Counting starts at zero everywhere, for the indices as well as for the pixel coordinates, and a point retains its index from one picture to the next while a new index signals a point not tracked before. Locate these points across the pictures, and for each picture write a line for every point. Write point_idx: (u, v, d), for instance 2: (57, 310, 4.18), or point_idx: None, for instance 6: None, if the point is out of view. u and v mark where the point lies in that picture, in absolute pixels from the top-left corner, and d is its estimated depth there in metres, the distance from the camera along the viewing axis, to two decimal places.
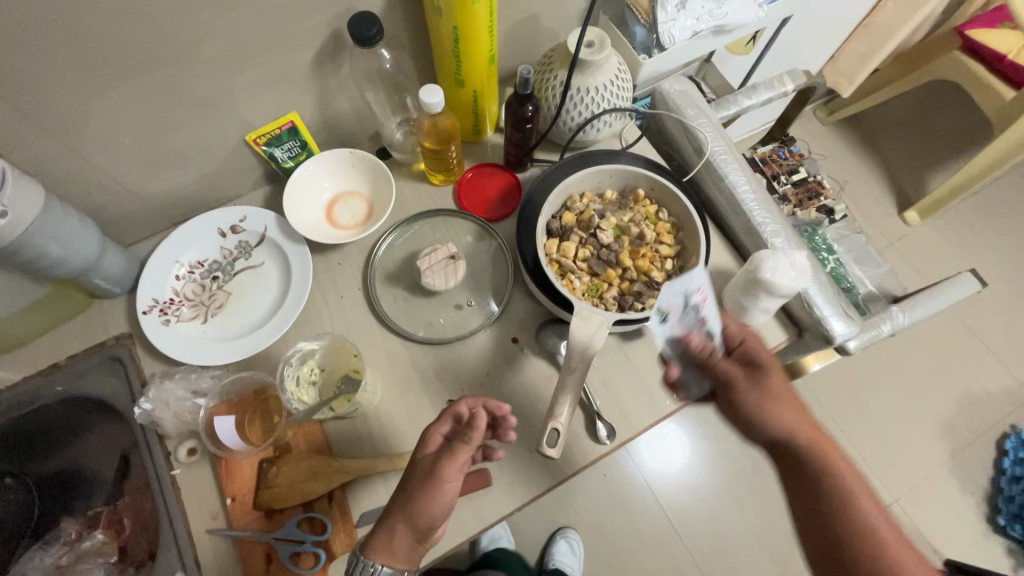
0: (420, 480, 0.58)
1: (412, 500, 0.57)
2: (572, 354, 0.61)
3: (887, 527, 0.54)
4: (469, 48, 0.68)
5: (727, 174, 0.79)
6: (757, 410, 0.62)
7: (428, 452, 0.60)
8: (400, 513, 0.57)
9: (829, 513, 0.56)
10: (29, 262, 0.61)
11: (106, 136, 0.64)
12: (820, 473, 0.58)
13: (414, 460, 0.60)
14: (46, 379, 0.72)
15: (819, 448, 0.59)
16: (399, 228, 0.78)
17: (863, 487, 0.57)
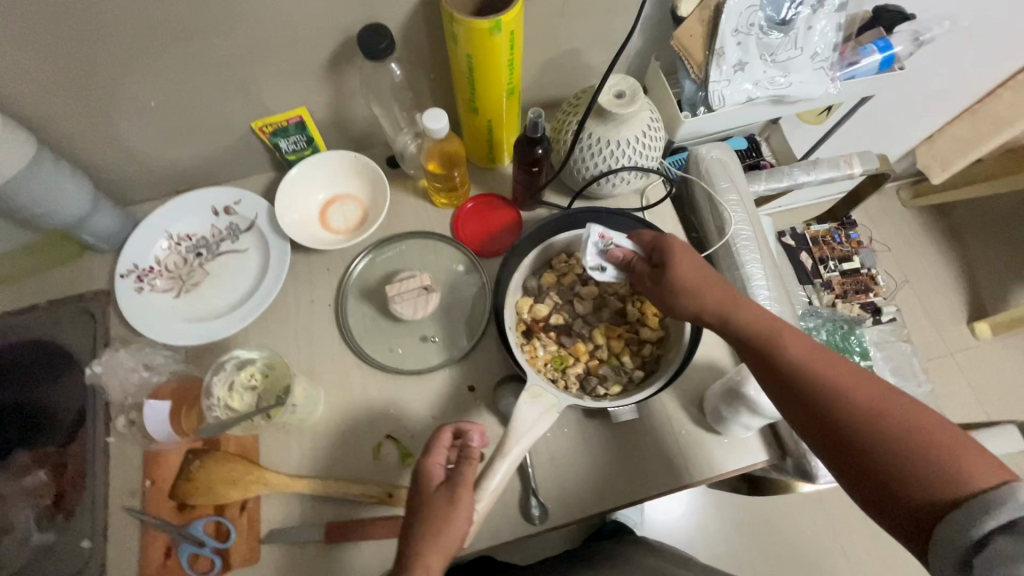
0: (435, 513, 0.50)
1: (418, 525, 0.50)
2: (512, 432, 0.55)
3: (852, 379, 0.49)
4: (484, 79, 0.63)
5: (744, 263, 0.72)
6: (692, 299, 0.55)
7: (433, 480, 0.52)
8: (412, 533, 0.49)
9: (812, 398, 0.50)
10: (17, 212, 0.63)
11: (111, 103, 0.64)
12: (767, 349, 0.52)
13: (418, 493, 0.52)
14: (27, 317, 0.75)
15: (738, 306, 0.54)
16: (383, 243, 0.76)
17: (809, 346, 0.52)
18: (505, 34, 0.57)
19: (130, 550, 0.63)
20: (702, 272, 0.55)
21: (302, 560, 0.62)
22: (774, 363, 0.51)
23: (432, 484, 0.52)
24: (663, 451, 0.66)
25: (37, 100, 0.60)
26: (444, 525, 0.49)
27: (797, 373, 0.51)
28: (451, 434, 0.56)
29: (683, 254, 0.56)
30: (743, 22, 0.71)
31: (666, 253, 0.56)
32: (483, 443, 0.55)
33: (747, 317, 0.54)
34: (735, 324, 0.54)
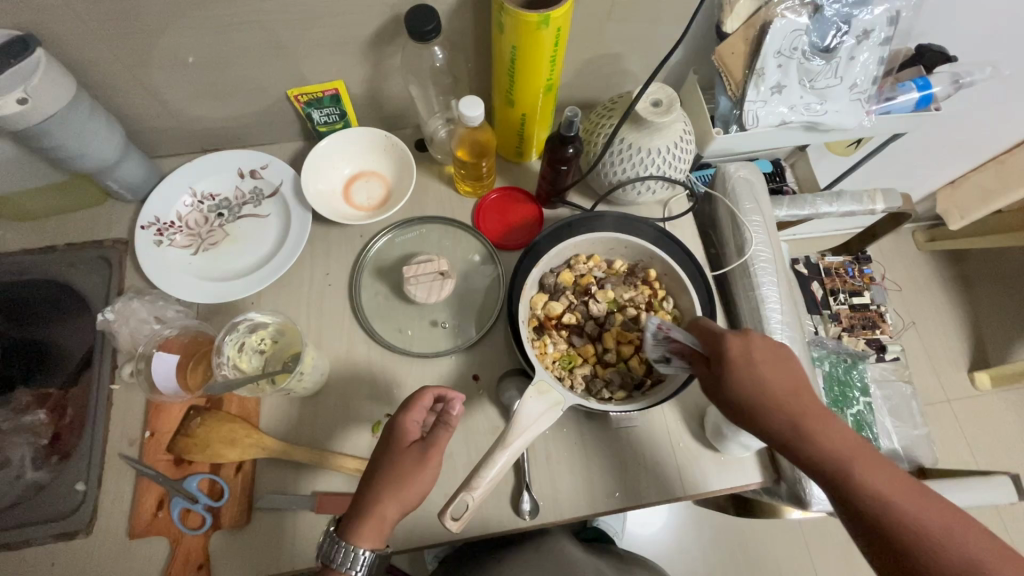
0: (401, 467, 0.53)
1: (380, 476, 0.53)
2: (515, 424, 0.55)
3: (934, 512, 0.45)
4: (524, 72, 0.64)
5: (760, 284, 0.72)
6: (762, 413, 0.50)
7: (406, 438, 0.54)
8: (371, 481, 0.53)
9: (896, 537, 0.45)
10: (47, 151, 0.63)
11: (152, 55, 0.64)
12: (839, 472, 0.47)
13: (389, 444, 0.55)
14: (44, 257, 0.75)
15: (807, 418, 0.49)
16: (404, 224, 0.76)
17: (877, 467, 0.47)
18: (552, 29, 0.57)
19: (122, 498, 0.63)
20: (777, 380, 0.50)
21: (291, 527, 0.62)
22: (856, 492, 0.47)
23: (406, 442, 0.54)
24: (658, 461, 0.67)
25: (80, 42, 0.60)
26: (405, 481, 0.52)
27: (877, 504, 0.46)
28: (436, 394, 0.56)
29: (755, 360, 0.50)
30: (787, 45, 0.70)
31: (730, 358, 0.51)
32: (462, 412, 0.56)
33: (820, 434, 0.49)
34: (804, 438, 0.49)
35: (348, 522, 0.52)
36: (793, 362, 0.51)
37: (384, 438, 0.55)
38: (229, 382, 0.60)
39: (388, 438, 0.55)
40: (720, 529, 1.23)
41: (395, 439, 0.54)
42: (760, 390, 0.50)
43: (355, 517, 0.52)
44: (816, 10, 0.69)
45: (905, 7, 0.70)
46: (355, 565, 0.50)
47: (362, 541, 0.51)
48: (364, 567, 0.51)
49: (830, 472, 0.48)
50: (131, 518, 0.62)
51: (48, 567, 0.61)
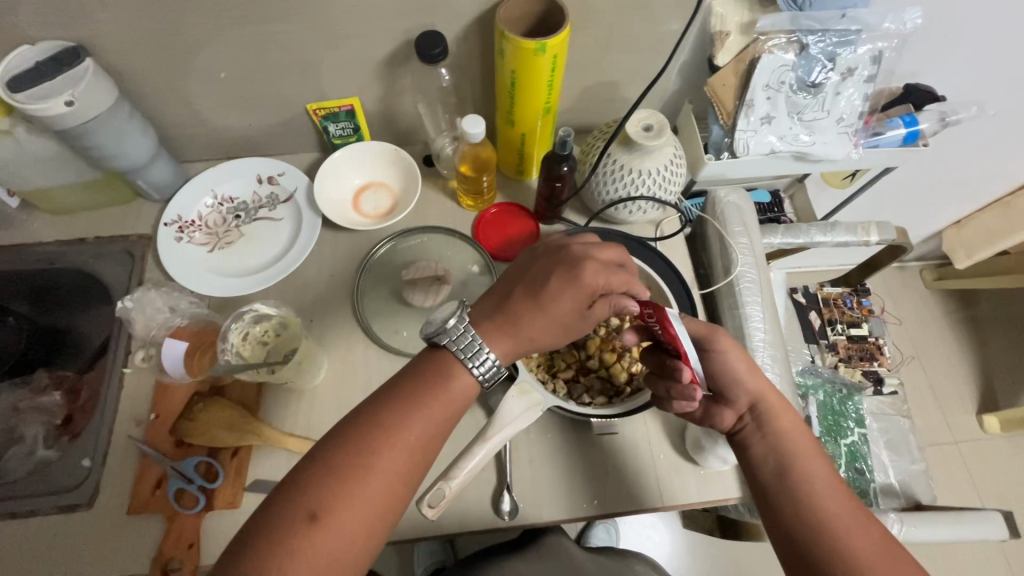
0: (570, 289, 0.53)
1: (556, 291, 0.53)
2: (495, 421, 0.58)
3: (835, 486, 0.53)
4: (523, 94, 0.69)
5: (745, 303, 0.74)
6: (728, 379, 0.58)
7: (585, 294, 0.53)
8: (538, 290, 0.53)
9: (789, 477, 0.53)
10: (86, 150, 0.69)
11: (187, 68, 0.71)
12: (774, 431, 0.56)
13: (578, 267, 0.54)
14: (72, 248, 0.80)
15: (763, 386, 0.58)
16: (406, 233, 0.81)
17: (796, 431, 0.57)
18: (549, 56, 0.62)
19: (124, 475, 0.67)
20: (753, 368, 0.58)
21: None
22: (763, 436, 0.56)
23: (591, 284, 0.53)
24: (637, 471, 0.68)
25: (126, 53, 0.67)
26: (544, 322, 0.53)
27: (785, 452, 0.55)
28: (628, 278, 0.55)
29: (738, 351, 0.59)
30: (774, 79, 0.75)
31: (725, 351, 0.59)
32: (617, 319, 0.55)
33: (761, 394, 0.58)
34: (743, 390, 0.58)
35: (490, 322, 0.54)
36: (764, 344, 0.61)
37: (567, 265, 0.54)
38: (231, 367, 0.64)
39: (577, 249, 0.55)
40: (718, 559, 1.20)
41: (581, 258, 0.54)
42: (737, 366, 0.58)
43: (502, 327, 0.53)
44: (803, 48, 0.73)
45: (888, 47, 0.74)
46: (479, 362, 0.52)
47: (495, 348, 0.53)
48: (483, 374, 0.53)
49: (752, 415, 0.58)
50: (129, 495, 0.66)
51: (49, 536, 0.64)
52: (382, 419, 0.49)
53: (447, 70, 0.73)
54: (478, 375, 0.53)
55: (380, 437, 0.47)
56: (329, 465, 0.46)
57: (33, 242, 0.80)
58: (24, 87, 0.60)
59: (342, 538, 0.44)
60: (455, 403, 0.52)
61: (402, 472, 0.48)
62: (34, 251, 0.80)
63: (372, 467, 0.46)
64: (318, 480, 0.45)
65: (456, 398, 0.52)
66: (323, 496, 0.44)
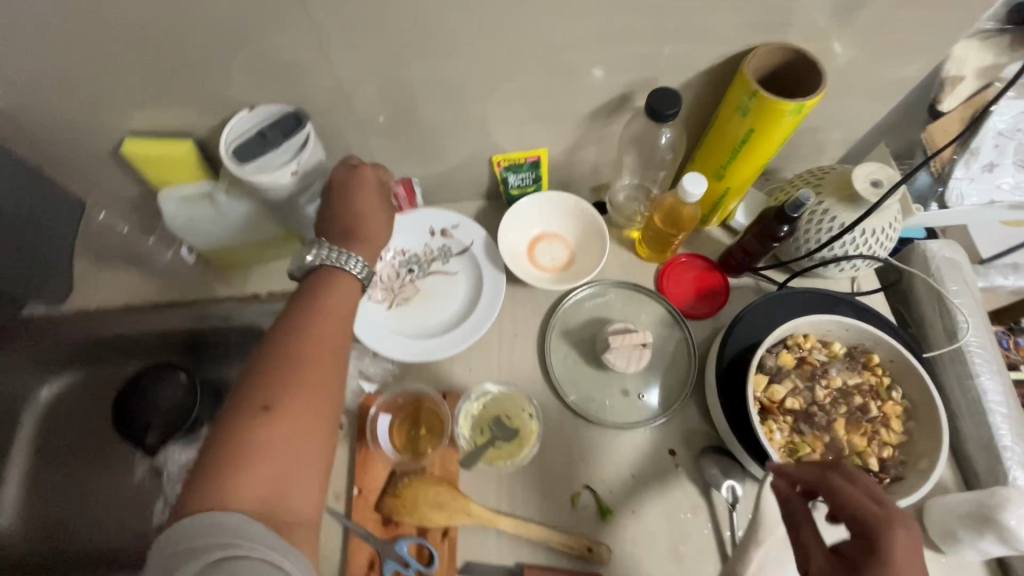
0: (365, 189, 0.64)
1: (355, 199, 0.63)
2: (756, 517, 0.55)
3: None
4: (749, 151, 0.63)
5: (978, 374, 0.67)
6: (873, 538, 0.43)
7: (371, 185, 0.65)
8: (348, 208, 0.63)
9: None
10: (285, 211, 0.67)
11: (384, 123, 0.67)
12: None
13: (351, 181, 0.64)
14: (248, 305, 0.78)
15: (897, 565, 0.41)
16: (590, 288, 0.77)
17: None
18: (798, 116, 0.57)
19: (331, 554, 0.64)
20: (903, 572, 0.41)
21: None
22: None
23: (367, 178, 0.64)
24: None
25: (331, 112, 0.64)
26: (374, 221, 0.64)
27: None
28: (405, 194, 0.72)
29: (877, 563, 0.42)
30: (1011, 125, 0.69)
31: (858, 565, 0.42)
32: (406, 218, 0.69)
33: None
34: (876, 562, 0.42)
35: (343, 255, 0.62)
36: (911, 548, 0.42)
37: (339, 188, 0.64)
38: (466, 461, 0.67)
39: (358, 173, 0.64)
40: None
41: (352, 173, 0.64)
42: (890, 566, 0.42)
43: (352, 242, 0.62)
44: None
45: None
46: (354, 264, 0.61)
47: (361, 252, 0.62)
48: (362, 274, 0.61)
49: None
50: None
51: None
52: (281, 372, 0.51)
53: (669, 131, 0.67)
54: (358, 276, 0.61)
55: (310, 367, 0.52)
56: (264, 377, 0.51)
57: (209, 299, 0.78)
58: (248, 155, 0.58)
59: (306, 481, 0.48)
60: (347, 303, 0.59)
61: (319, 396, 0.51)
62: (211, 308, 0.78)
63: (305, 378, 0.51)
64: (260, 383, 0.50)
65: (339, 307, 0.58)
66: (279, 398, 0.49)
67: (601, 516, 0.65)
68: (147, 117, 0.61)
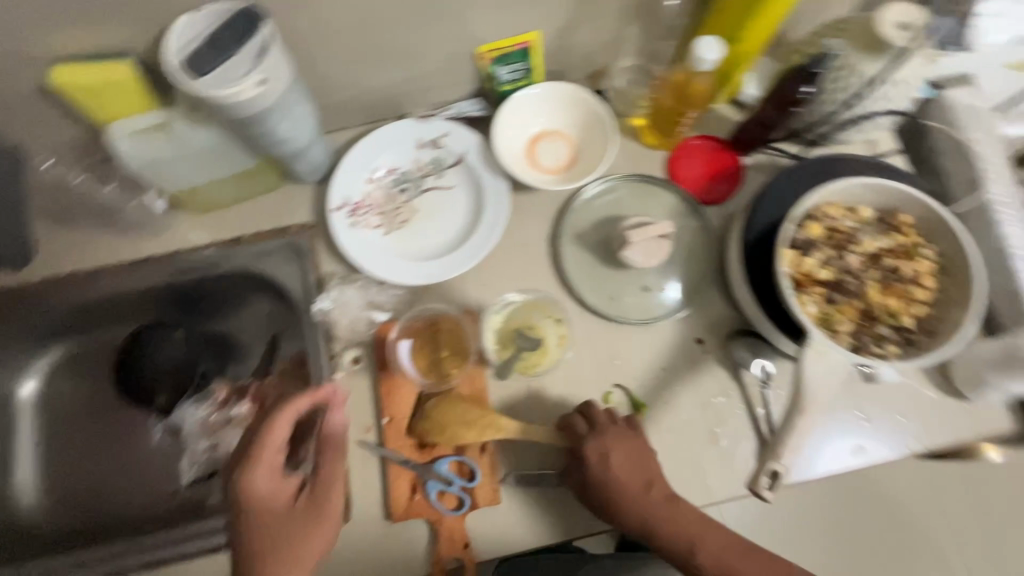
0: (300, 522, 0.53)
1: (276, 489, 0.52)
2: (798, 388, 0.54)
3: (662, 510, 0.58)
4: (769, 2, 0.57)
5: (1000, 224, 0.66)
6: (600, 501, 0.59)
7: (288, 492, 0.54)
8: (267, 505, 0.52)
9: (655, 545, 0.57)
10: (256, 137, 0.59)
11: (350, 19, 0.58)
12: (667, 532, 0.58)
13: (255, 471, 0.51)
14: (232, 250, 0.72)
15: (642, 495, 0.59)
16: (603, 181, 0.72)
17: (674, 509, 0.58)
18: None
19: (372, 484, 0.63)
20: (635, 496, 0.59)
21: (543, 496, 0.63)
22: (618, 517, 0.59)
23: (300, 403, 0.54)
24: (903, 413, 0.64)
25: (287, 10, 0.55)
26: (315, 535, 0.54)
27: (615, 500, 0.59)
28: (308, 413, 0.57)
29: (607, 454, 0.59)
30: None
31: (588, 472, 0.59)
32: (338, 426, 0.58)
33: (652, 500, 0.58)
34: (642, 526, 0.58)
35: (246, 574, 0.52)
36: (649, 457, 0.61)
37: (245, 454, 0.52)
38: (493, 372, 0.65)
39: (285, 411, 0.53)
40: None
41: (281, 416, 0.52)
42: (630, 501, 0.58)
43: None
44: None
45: None
46: None
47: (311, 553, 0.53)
48: None
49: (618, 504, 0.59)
50: (386, 505, 0.63)
51: None
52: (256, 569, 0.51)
53: None
54: None
55: (290, 553, 0.52)
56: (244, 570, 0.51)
57: (187, 249, 0.72)
58: (203, 69, 0.49)
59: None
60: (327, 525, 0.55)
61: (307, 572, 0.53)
62: (191, 259, 0.72)
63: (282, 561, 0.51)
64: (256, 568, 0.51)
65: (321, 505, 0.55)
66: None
67: (636, 411, 0.65)
68: (72, 38, 0.52)
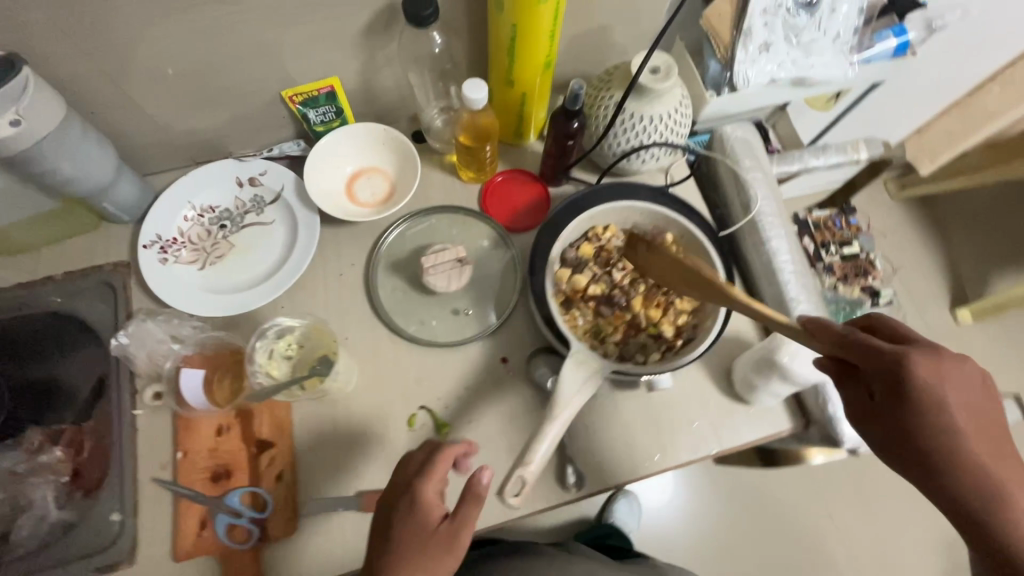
0: None
1: None
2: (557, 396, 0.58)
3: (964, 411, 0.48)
4: (524, 49, 0.63)
5: (769, 239, 0.73)
6: (901, 421, 0.48)
7: None
8: None
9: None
10: (40, 176, 0.60)
11: (138, 65, 0.62)
12: (976, 479, 0.47)
13: None
14: (45, 289, 0.72)
15: (973, 432, 0.48)
16: (400, 226, 0.75)
17: (983, 433, 0.48)
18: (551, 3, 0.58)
19: (162, 523, 0.62)
20: (958, 400, 0.47)
21: (341, 525, 0.62)
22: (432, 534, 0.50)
23: None
24: (692, 419, 0.69)
25: (65, 57, 0.58)
26: None
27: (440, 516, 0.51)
28: None
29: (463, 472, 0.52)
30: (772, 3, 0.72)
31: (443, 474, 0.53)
32: None
33: (981, 440, 0.48)
34: (957, 472, 0.47)
35: None
36: (988, 393, 0.49)
37: None
38: (262, 395, 0.62)
39: None
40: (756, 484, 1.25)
41: None
42: (947, 419, 0.47)
43: None
44: None
45: None
46: None
47: None
48: None
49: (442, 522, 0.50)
50: (173, 544, 0.61)
51: None
52: None
53: (438, 35, 0.67)
54: None
55: None
56: None
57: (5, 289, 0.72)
58: None
59: None
60: None
61: None
62: (8, 298, 0.71)
63: None
64: None
65: None
66: None
67: (439, 431, 0.66)
68: None
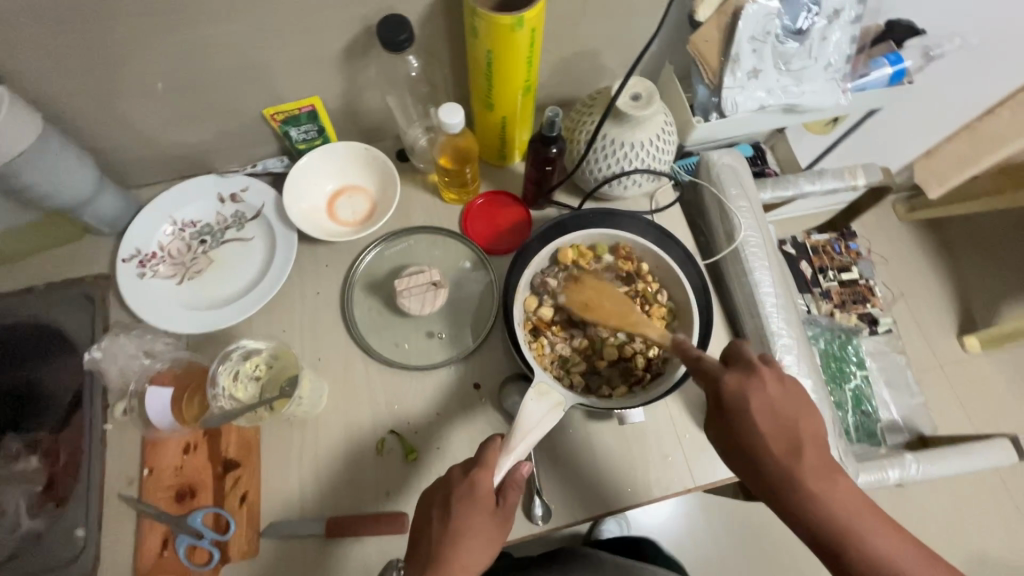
0: None
1: None
2: (517, 425, 0.55)
3: (836, 489, 0.50)
4: (501, 74, 0.63)
5: (752, 270, 0.72)
6: (747, 452, 0.51)
7: None
8: None
9: None
10: (18, 191, 0.61)
11: (118, 84, 0.62)
12: (850, 546, 0.49)
13: None
14: (28, 299, 0.72)
15: (803, 443, 0.51)
16: (376, 248, 0.75)
17: (806, 455, 0.51)
18: (527, 30, 0.57)
19: (125, 540, 0.62)
20: (764, 423, 0.50)
21: (303, 551, 0.61)
22: (443, 549, 0.50)
23: None
24: (666, 453, 0.67)
25: (45, 76, 0.59)
26: None
27: (453, 526, 0.50)
28: None
29: (484, 487, 0.51)
30: (760, 30, 0.71)
31: (472, 486, 0.51)
32: None
33: (808, 452, 0.51)
34: (798, 496, 0.50)
35: None
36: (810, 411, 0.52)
37: None
38: (228, 413, 0.59)
39: None
40: (746, 509, 1.22)
41: None
42: (741, 425, 0.51)
43: None
44: None
45: None
46: None
47: None
48: None
49: (451, 536, 0.50)
50: (134, 563, 0.61)
51: None
52: None
53: (413, 57, 0.66)
54: None
55: None
56: None
57: None
58: None
59: None
60: None
61: None
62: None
63: None
64: None
65: None
66: None
67: (406, 456, 0.65)
68: None
